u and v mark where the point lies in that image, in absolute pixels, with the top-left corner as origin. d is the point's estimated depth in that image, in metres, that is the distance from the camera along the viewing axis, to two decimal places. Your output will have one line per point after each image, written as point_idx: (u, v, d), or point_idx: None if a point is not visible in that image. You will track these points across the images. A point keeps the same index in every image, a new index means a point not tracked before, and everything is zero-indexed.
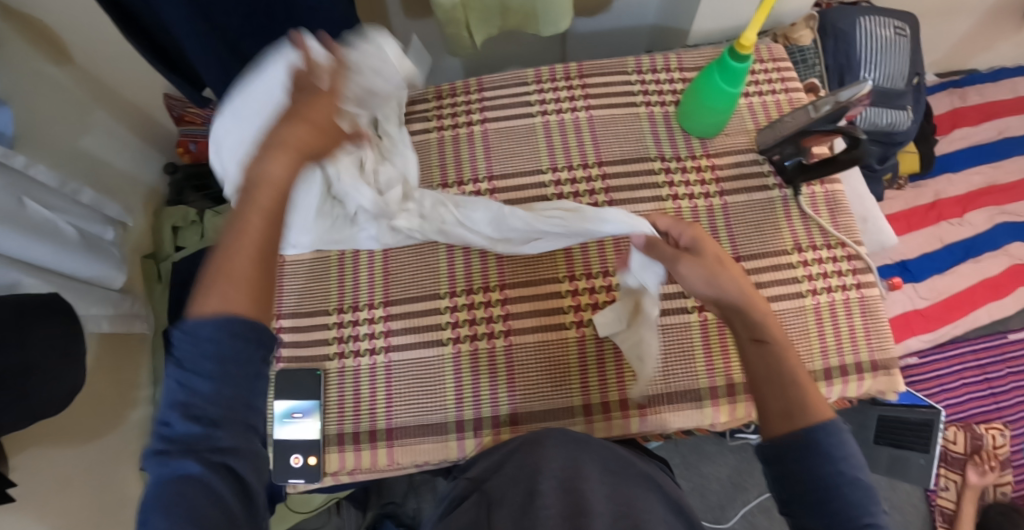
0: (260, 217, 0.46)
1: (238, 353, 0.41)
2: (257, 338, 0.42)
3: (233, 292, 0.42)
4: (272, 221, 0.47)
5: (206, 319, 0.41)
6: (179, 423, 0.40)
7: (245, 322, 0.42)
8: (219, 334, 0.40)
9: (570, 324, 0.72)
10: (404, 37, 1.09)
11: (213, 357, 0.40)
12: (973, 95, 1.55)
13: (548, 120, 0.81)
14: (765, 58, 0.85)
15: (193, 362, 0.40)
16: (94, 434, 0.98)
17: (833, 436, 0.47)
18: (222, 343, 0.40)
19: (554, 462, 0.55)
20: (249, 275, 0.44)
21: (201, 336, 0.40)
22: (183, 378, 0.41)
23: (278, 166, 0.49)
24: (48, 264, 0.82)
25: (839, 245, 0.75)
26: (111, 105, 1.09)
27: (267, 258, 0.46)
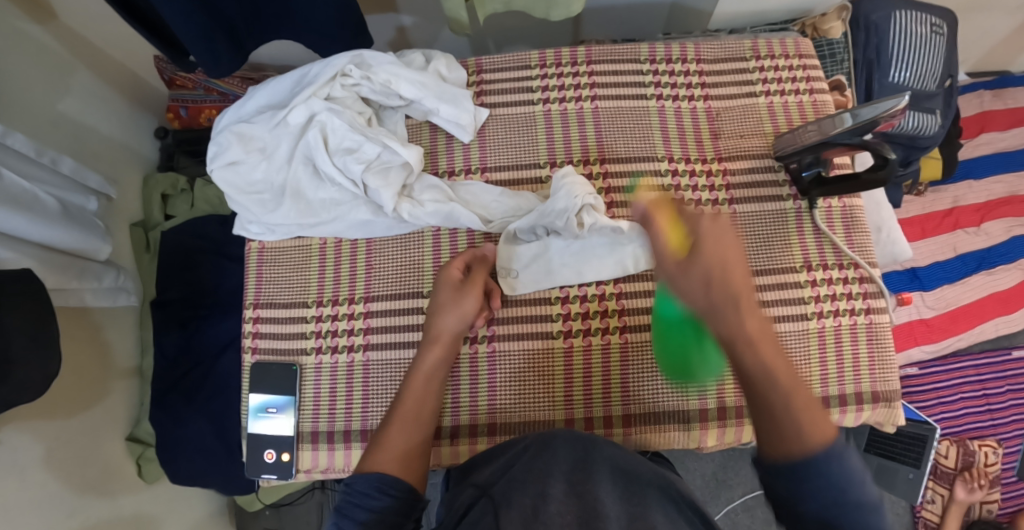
0: (413, 397, 0.61)
1: (389, 511, 0.52)
2: (402, 496, 0.53)
3: (405, 470, 0.55)
4: (422, 397, 0.61)
5: (364, 477, 0.53)
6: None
7: (396, 487, 0.53)
8: (372, 491, 0.52)
9: (557, 333, 0.67)
10: (402, 5, 1.02)
11: (368, 508, 0.51)
12: (1003, 98, 1.47)
13: (550, 109, 0.75)
14: (789, 53, 0.78)
15: (349, 514, 0.52)
16: (79, 406, 0.95)
17: (836, 464, 0.47)
18: (378, 501, 0.52)
19: (563, 462, 0.54)
20: (412, 448, 0.58)
21: (359, 489, 0.53)
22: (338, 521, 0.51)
23: (443, 326, 0.64)
24: (27, 237, 0.78)
25: (851, 265, 0.70)
26: (96, 66, 1.03)
27: (411, 426, 0.59)
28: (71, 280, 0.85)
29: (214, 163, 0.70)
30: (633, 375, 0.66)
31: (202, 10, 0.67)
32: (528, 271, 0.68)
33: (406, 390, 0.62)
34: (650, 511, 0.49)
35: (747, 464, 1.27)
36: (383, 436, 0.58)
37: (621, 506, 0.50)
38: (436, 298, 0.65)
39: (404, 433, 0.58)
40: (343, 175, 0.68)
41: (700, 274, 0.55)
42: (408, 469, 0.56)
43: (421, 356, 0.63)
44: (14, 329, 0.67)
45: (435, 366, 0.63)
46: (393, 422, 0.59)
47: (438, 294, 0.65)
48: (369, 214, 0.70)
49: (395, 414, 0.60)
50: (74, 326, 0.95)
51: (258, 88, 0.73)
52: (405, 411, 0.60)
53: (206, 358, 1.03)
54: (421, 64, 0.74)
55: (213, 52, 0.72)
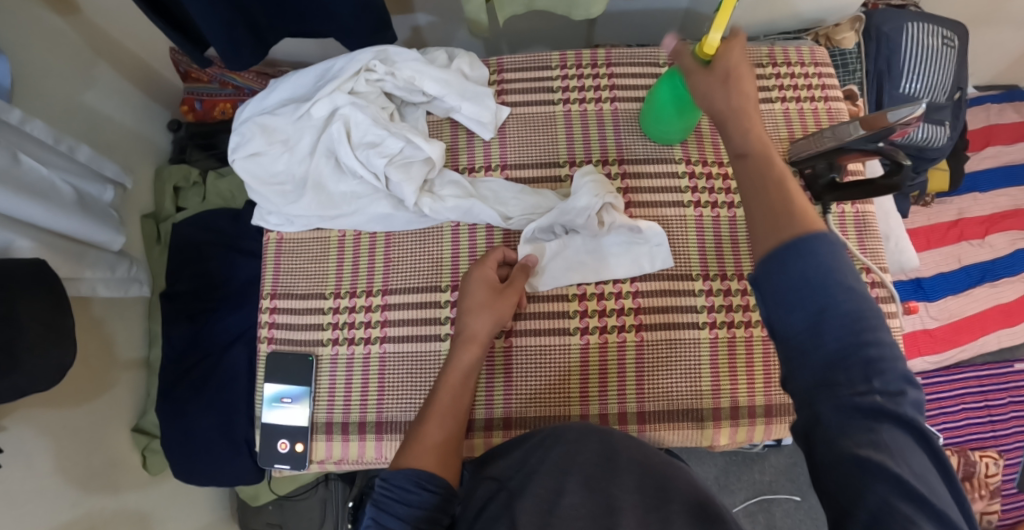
0: (449, 391, 0.62)
1: (429, 507, 0.53)
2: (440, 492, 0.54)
3: (443, 464, 0.57)
4: (458, 391, 0.62)
5: (402, 475, 0.54)
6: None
7: (436, 483, 0.55)
8: (410, 487, 0.54)
9: (573, 330, 0.68)
10: (421, 4, 1.03)
11: (406, 501, 0.53)
12: (1010, 113, 1.49)
13: (570, 110, 0.76)
14: (805, 61, 0.80)
15: (389, 509, 0.53)
16: (86, 396, 0.95)
17: (813, 256, 0.43)
18: (416, 495, 0.54)
19: (582, 456, 0.54)
20: (449, 442, 0.59)
21: (397, 485, 0.54)
22: (377, 515, 0.53)
23: (478, 325, 0.64)
24: (43, 225, 0.78)
25: (863, 270, 0.71)
26: (116, 57, 1.04)
27: (448, 423, 0.60)
28: (83, 268, 0.85)
29: (237, 154, 0.71)
30: (648, 372, 0.67)
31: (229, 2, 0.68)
32: (551, 268, 0.68)
33: (439, 386, 0.62)
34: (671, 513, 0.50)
35: (749, 469, 1.28)
36: (419, 432, 0.58)
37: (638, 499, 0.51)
38: (470, 297, 0.65)
39: (440, 429, 0.59)
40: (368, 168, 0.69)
41: (721, 74, 0.58)
42: (445, 465, 0.57)
43: (455, 354, 0.63)
44: (31, 312, 0.67)
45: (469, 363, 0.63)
46: (427, 419, 0.59)
47: (471, 293, 0.65)
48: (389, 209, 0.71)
49: (431, 409, 0.60)
50: (84, 314, 0.95)
51: (281, 81, 0.74)
52: (441, 405, 0.61)
53: (215, 350, 1.04)
54: (444, 62, 0.75)
55: (235, 44, 0.74)
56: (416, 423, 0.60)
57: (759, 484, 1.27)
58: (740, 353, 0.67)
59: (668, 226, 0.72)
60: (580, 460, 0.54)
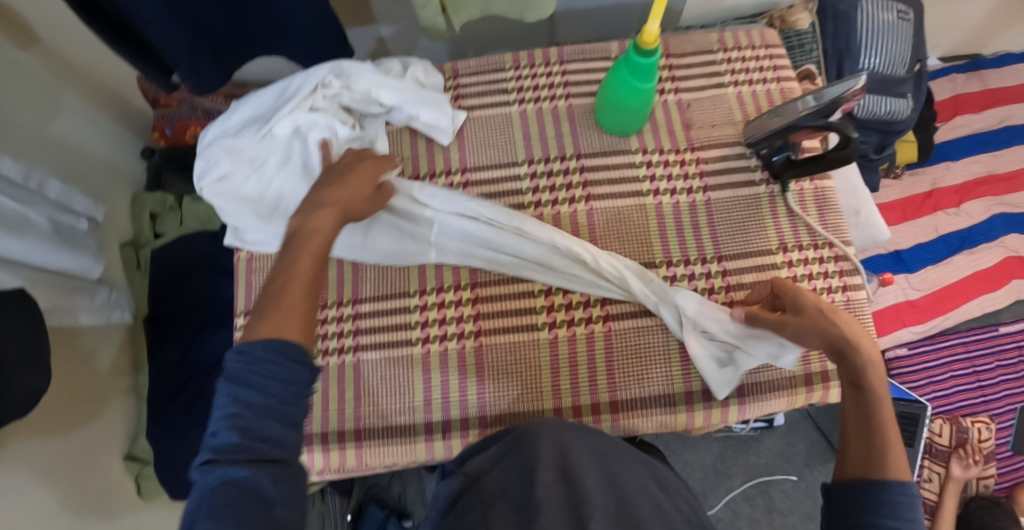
0: (307, 257, 0.55)
1: (296, 379, 0.48)
2: (305, 364, 0.49)
3: (283, 322, 0.50)
4: (317, 261, 0.55)
5: (261, 346, 0.48)
6: (225, 433, 0.44)
7: (302, 354, 0.49)
8: (273, 356, 0.47)
9: (542, 325, 0.69)
10: (381, 16, 1.04)
11: (270, 376, 0.47)
12: (975, 81, 1.51)
13: (526, 109, 0.77)
14: (756, 44, 0.81)
15: (247, 377, 0.46)
16: (76, 425, 0.95)
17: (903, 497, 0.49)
18: (282, 370, 0.47)
19: (549, 452, 0.54)
20: (296, 308, 0.52)
21: (254, 355, 0.47)
22: (236, 393, 0.46)
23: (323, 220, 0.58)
24: (23, 260, 0.79)
25: (826, 245, 0.72)
26: (83, 88, 1.05)
27: (313, 296, 0.53)
28: (64, 300, 0.86)
29: (206, 179, 0.71)
30: (619, 361, 0.68)
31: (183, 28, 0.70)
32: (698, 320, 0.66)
33: (299, 251, 0.56)
34: (630, 496, 0.51)
35: (744, 453, 1.29)
36: (279, 299, 0.52)
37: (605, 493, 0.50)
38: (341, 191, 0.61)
39: (303, 298, 0.53)
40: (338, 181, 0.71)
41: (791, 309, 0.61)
42: (309, 337, 0.51)
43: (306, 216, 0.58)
44: (9, 345, 0.68)
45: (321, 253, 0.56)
46: (285, 286, 0.53)
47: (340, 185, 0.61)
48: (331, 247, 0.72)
49: (286, 278, 0.53)
50: (67, 345, 0.95)
51: (243, 103, 0.75)
52: (298, 276, 0.54)
53: (203, 371, 1.05)
54: (399, 71, 0.75)
55: (197, 67, 0.76)
56: (268, 295, 0.52)
57: (755, 466, 1.28)
58: None
59: (628, 217, 0.73)
60: (548, 452, 0.53)
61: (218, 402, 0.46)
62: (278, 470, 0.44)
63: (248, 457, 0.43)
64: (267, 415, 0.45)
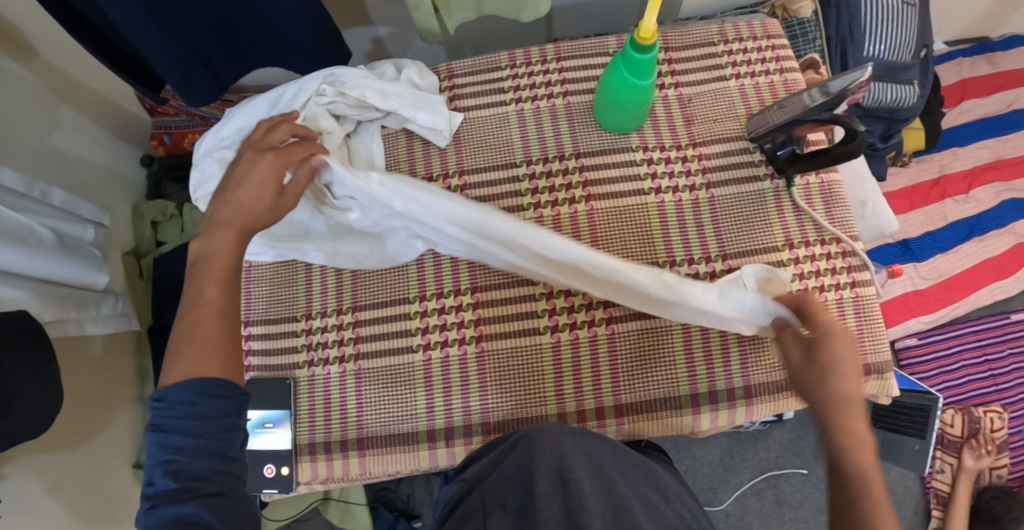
0: (214, 285, 0.54)
1: (215, 412, 0.49)
2: (230, 395, 0.50)
3: (202, 358, 0.51)
4: (226, 285, 0.55)
5: (181, 388, 0.49)
6: (162, 480, 0.46)
7: (223, 386, 0.50)
8: (189, 397, 0.48)
9: (544, 329, 0.68)
10: (375, 16, 1.02)
11: (192, 415, 0.48)
12: (982, 64, 1.48)
13: (523, 108, 0.76)
14: (757, 35, 0.79)
15: (167, 426, 0.48)
16: (82, 437, 0.94)
17: None
18: (205, 406, 0.48)
19: (547, 458, 0.53)
20: (213, 338, 0.52)
21: (176, 399, 0.49)
22: (162, 439, 0.48)
23: (224, 242, 0.56)
24: (27, 272, 0.78)
25: (833, 240, 0.71)
26: (80, 97, 1.04)
27: (226, 321, 0.53)
28: (70, 310, 0.85)
29: (201, 191, 0.71)
30: (623, 365, 0.67)
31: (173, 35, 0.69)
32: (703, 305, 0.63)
33: (204, 276, 0.55)
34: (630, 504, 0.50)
35: (754, 447, 1.27)
36: (190, 332, 0.52)
37: (602, 502, 0.50)
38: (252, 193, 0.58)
39: (216, 325, 0.53)
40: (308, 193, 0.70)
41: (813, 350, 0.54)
42: (231, 367, 0.52)
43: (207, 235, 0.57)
44: (13, 361, 0.67)
45: (229, 275, 0.55)
46: (195, 319, 0.53)
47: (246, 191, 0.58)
48: (271, 251, 0.72)
49: (194, 310, 0.53)
50: (73, 357, 0.95)
51: (235, 112, 0.74)
52: (208, 305, 0.53)
53: None
54: (392, 74, 0.74)
55: (190, 75, 0.74)
56: (181, 327, 0.53)
57: (765, 461, 1.26)
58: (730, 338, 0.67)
59: (631, 216, 0.71)
60: (546, 458, 0.53)
61: (151, 449, 0.48)
62: (218, 505, 0.46)
63: (188, 495, 0.46)
64: (200, 455, 0.47)
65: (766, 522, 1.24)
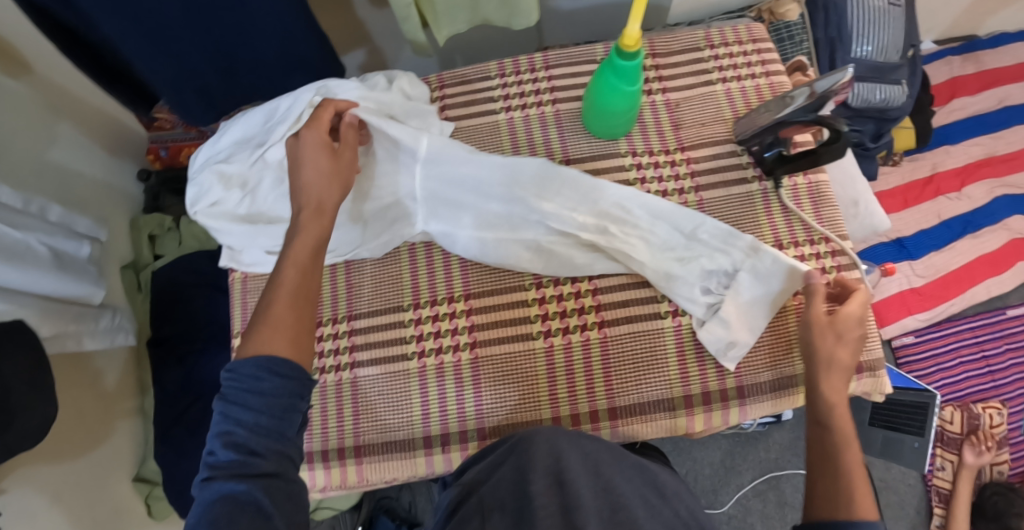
0: (293, 269, 0.56)
1: (280, 392, 0.48)
2: (296, 376, 0.49)
3: (272, 335, 0.51)
4: (305, 269, 0.57)
5: (250, 362, 0.49)
6: (222, 451, 0.45)
7: (286, 366, 0.49)
8: (257, 373, 0.48)
9: (537, 334, 0.69)
10: (368, 28, 1.04)
11: (257, 391, 0.48)
12: (972, 62, 1.49)
13: (513, 117, 0.77)
14: (743, 39, 0.80)
15: (234, 398, 0.48)
16: (83, 448, 0.95)
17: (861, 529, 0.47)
18: (269, 385, 0.48)
19: (543, 460, 0.53)
20: (284, 318, 0.53)
21: (244, 372, 0.48)
22: (227, 411, 0.47)
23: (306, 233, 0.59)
24: (24, 288, 0.79)
25: (823, 240, 0.71)
26: (76, 112, 1.05)
27: (300, 302, 0.54)
28: (68, 325, 0.86)
29: (198, 204, 0.71)
30: (616, 368, 0.67)
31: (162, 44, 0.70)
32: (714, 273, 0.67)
33: (285, 262, 0.57)
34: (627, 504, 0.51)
35: (754, 448, 1.27)
36: (268, 312, 0.53)
37: (598, 500, 0.50)
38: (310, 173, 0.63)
39: (289, 306, 0.54)
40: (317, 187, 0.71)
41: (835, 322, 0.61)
42: (298, 347, 0.52)
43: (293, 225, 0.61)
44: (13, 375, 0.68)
45: (306, 262, 0.57)
46: (274, 299, 0.54)
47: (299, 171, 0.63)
48: None
49: (276, 292, 0.55)
50: (73, 369, 0.95)
51: (231, 125, 0.75)
52: (287, 283, 0.55)
53: (207, 390, 1.05)
54: (384, 85, 0.73)
55: (178, 82, 0.75)
56: (260, 309, 0.54)
57: (765, 462, 1.26)
58: None
59: None
60: (542, 459, 0.53)
61: (214, 419, 0.47)
62: (271, 485, 0.45)
63: (243, 472, 0.44)
64: (254, 431, 0.46)
65: (769, 523, 1.24)
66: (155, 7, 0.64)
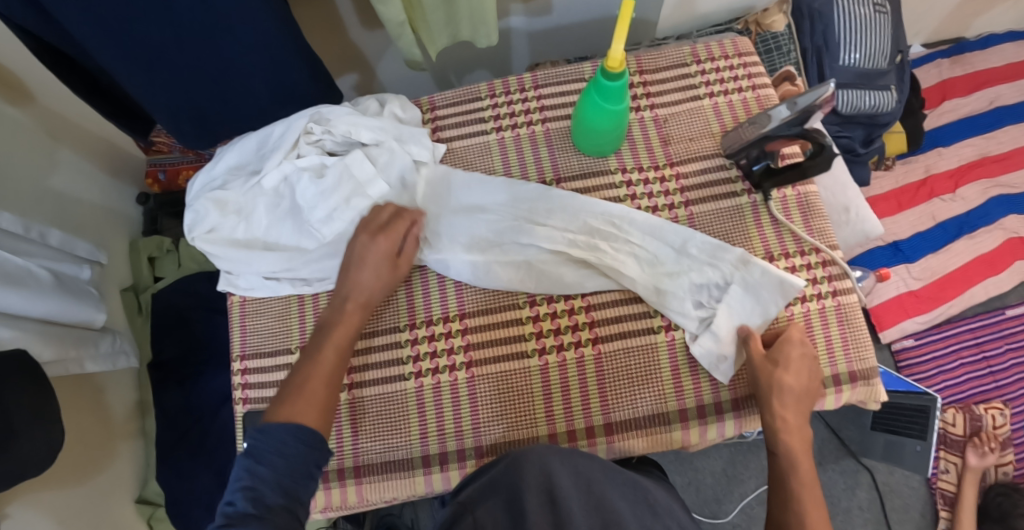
0: (331, 350, 0.64)
1: (304, 459, 0.54)
2: (318, 446, 0.56)
3: (307, 408, 0.58)
4: (341, 351, 0.65)
5: (282, 426, 0.56)
6: (241, 502, 0.50)
7: (314, 437, 0.56)
8: (288, 437, 0.55)
9: (531, 352, 0.69)
10: (360, 50, 1.05)
11: (281, 453, 0.54)
12: (962, 64, 1.51)
13: (503, 136, 0.78)
14: (728, 53, 0.82)
15: (259, 455, 0.53)
16: (86, 472, 0.96)
17: None
18: (292, 449, 0.54)
19: (535, 477, 0.54)
20: (317, 395, 0.60)
21: (275, 435, 0.55)
22: (250, 467, 0.53)
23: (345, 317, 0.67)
24: (28, 313, 0.79)
25: (813, 250, 0.72)
26: (76, 139, 1.06)
27: (332, 383, 0.62)
28: (69, 349, 0.87)
29: (196, 230, 0.72)
30: (610, 385, 0.68)
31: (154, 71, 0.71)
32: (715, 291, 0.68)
33: (325, 342, 0.65)
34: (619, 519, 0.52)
35: (756, 456, 1.28)
36: (303, 387, 0.60)
37: (589, 522, 0.50)
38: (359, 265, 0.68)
39: (324, 386, 0.61)
40: (306, 207, 0.72)
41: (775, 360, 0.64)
42: (325, 419, 0.59)
43: (336, 311, 0.67)
44: (16, 404, 0.69)
45: (343, 345, 0.65)
46: (310, 375, 0.62)
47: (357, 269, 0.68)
48: (289, 286, 0.75)
49: (310, 368, 0.62)
50: (74, 392, 0.96)
51: (226, 150, 0.77)
52: (325, 363, 0.63)
53: (207, 412, 1.06)
54: (376, 110, 0.76)
55: (173, 107, 0.77)
56: (295, 381, 0.61)
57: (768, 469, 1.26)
58: None
59: None
60: (534, 476, 0.54)
61: (237, 474, 0.53)
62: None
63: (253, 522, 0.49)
64: (275, 489, 0.51)
65: None
66: (145, 37, 0.66)
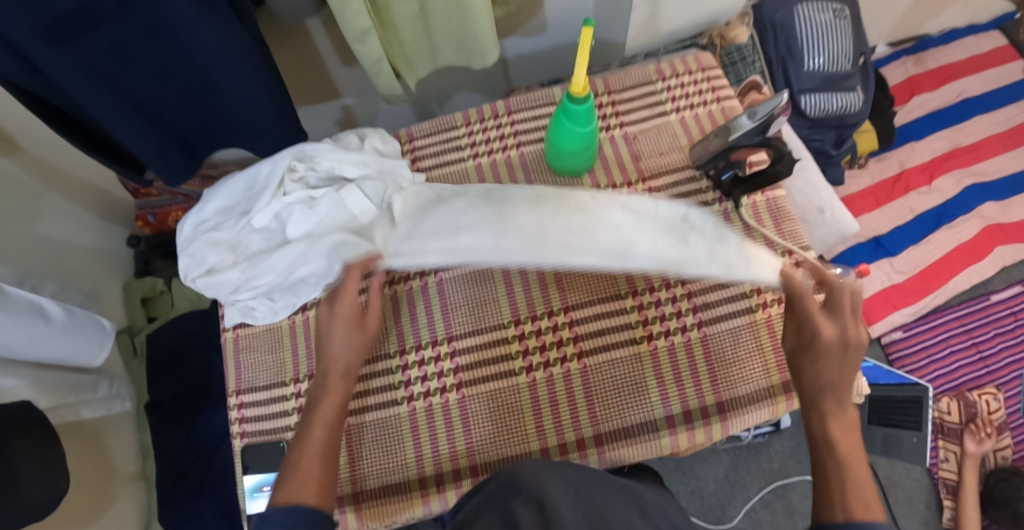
0: (320, 428, 0.63)
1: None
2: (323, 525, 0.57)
3: (302, 487, 0.59)
4: (332, 428, 0.64)
5: (282, 511, 0.56)
6: None
7: (318, 516, 0.57)
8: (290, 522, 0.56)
9: (519, 370, 0.71)
10: (337, 86, 1.08)
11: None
12: (928, 60, 1.55)
13: (480, 162, 0.81)
14: (692, 69, 0.85)
15: None
16: (93, 517, 0.97)
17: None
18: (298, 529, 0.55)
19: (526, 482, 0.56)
20: (311, 471, 0.60)
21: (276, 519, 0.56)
22: None
23: (335, 385, 0.66)
24: (27, 357, 0.79)
25: (785, 252, 0.74)
26: (68, 188, 1.09)
27: (327, 459, 0.62)
28: (67, 395, 0.89)
29: (195, 273, 0.74)
30: (597, 397, 0.70)
31: (145, 117, 0.74)
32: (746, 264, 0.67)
33: (314, 418, 0.64)
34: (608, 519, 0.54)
35: (756, 460, 1.29)
36: (297, 465, 0.60)
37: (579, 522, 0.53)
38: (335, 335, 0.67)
39: (317, 462, 0.61)
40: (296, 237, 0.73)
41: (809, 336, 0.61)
42: (324, 495, 0.59)
43: (319, 386, 0.67)
44: (23, 453, 0.70)
45: (332, 420, 0.64)
46: (301, 454, 0.61)
47: (330, 340, 0.68)
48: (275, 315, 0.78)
49: (302, 446, 0.62)
50: (76, 439, 0.98)
51: (214, 193, 0.79)
52: (314, 441, 0.62)
53: (207, 450, 1.09)
54: (356, 144, 0.79)
55: (167, 158, 0.79)
56: (290, 461, 0.61)
57: (768, 471, 1.27)
58: (698, 353, 0.70)
59: None
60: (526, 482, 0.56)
61: None
62: None
63: None
64: None
65: None
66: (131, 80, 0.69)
